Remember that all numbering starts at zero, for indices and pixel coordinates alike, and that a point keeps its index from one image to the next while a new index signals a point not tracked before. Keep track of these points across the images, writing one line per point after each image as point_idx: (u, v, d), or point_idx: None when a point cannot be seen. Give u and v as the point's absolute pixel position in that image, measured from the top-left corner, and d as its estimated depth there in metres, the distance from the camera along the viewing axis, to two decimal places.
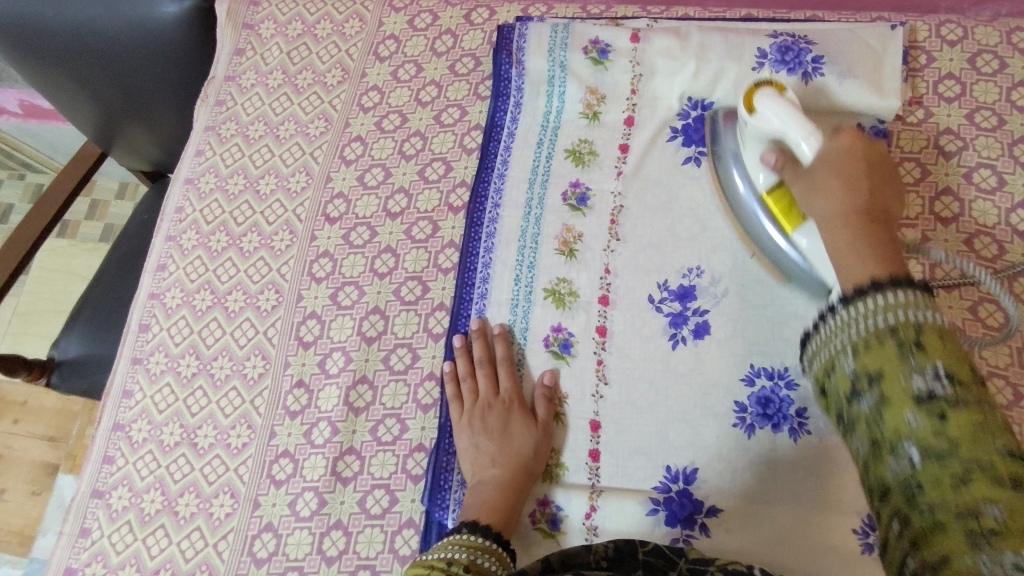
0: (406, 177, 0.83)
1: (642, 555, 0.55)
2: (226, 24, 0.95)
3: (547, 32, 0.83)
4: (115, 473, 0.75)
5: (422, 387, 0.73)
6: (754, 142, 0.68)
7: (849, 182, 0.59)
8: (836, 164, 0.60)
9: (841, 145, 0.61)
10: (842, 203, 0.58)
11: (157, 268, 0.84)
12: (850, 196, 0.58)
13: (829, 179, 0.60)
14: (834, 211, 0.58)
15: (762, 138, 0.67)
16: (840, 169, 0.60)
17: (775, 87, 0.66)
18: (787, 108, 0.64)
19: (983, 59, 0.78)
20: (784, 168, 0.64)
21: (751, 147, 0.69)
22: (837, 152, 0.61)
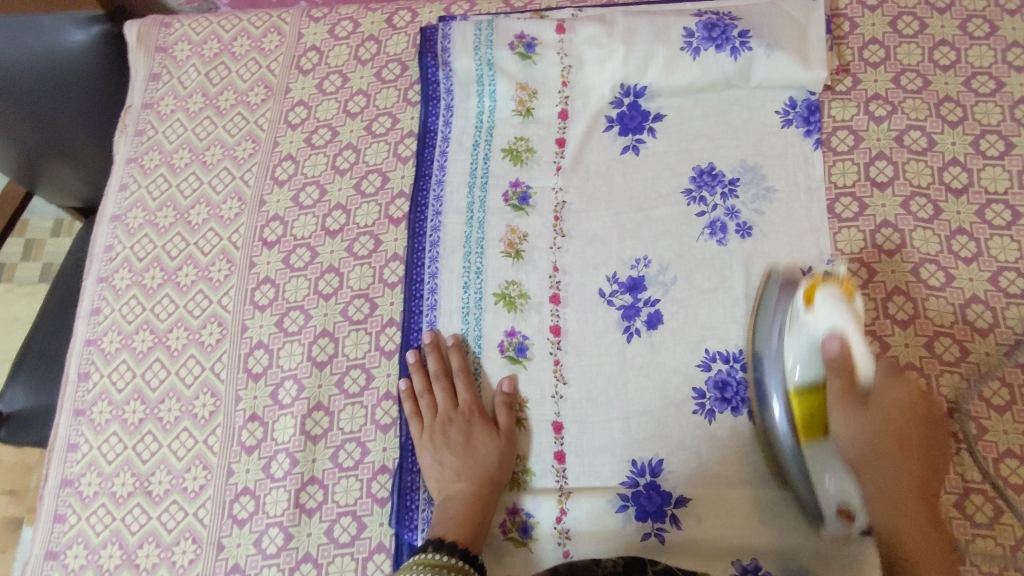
0: (342, 192, 0.81)
1: (652, 570, 0.56)
2: (137, 48, 0.91)
3: (471, 30, 0.81)
4: (68, 531, 0.72)
5: (379, 408, 0.72)
6: (798, 339, 0.60)
7: (904, 442, 0.58)
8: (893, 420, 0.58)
9: (895, 398, 0.59)
10: (892, 472, 0.57)
11: (91, 312, 0.81)
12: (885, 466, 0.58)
13: (871, 428, 0.58)
14: (873, 470, 0.58)
15: (812, 341, 0.59)
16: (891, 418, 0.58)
17: (844, 290, 0.59)
18: (854, 326, 0.57)
19: (904, 21, 0.78)
20: (838, 375, 0.58)
21: (795, 344, 0.60)
22: (884, 398, 0.59)
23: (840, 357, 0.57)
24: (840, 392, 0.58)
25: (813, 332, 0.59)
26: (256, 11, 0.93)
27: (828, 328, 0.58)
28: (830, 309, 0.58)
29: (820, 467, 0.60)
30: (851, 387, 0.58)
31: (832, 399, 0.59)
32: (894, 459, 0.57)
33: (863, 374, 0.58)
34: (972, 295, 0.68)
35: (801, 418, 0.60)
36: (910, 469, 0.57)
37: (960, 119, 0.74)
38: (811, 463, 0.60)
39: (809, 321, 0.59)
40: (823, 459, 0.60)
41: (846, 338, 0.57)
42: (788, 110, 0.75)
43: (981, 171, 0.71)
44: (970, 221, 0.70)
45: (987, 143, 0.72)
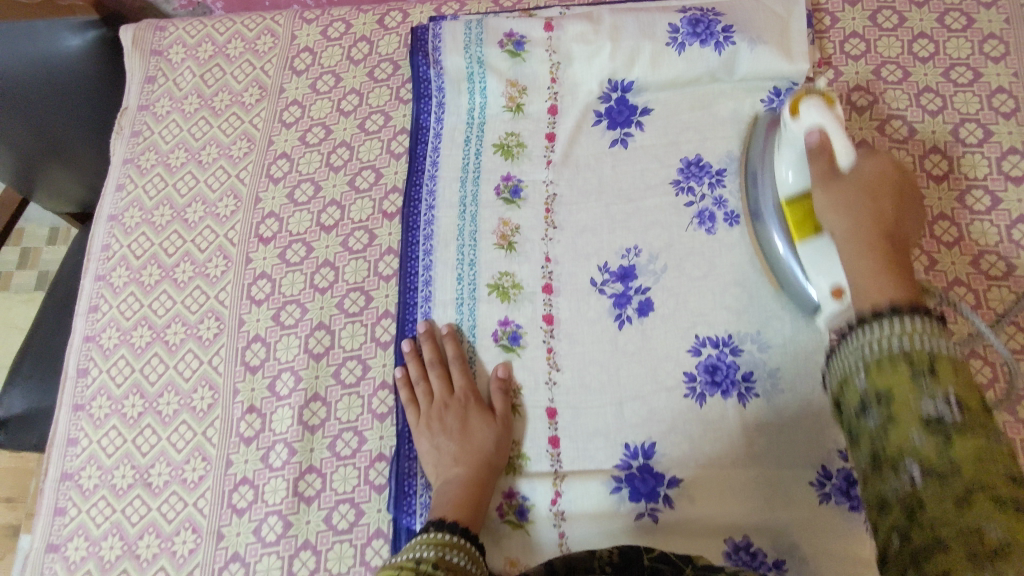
0: (336, 189, 0.82)
1: (649, 561, 0.53)
2: (132, 53, 0.92)
3: (461, 30, 0.82)
4: (69, 524, 0.73)
5: (376, 397, 0.73)
6: (790, 145, 0.62)
7: (879, 212, 0.54)
8: (868, 189, 0.56)
9: (874, 179, 0.56)
10: (863, 230, 0.53)
11: (90, 309, 0.82)
12: (861, 228, 0.53)
13: (847, 199, 0.55)
14: (848, 235, 0.54)
15: (798, 142, 0.61)
16: (869, 191, 0.55)
17: (825, 98, 0.59)
18: (833, 121, 0.57)
19: (883, 15, 0.81)
20: (815, 162, 0.58)
21: (787, 152, 0.63)
22: (865, 176, 0.56)
23: (818, 144, 0.58)
24: (820, 176, 0.57)
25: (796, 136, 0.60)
26: (250, 14, 0.94)
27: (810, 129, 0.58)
28: (814, 111, 0.58)
29: (810, 262, 0.62)
30: (831, 169, 0.57)
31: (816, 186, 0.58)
32: (864, 219, 0.54)
33: (844, 161, 0.57)
34: (954, 279, 0.69)
35: (792, 221, 0.63)
36: (885, 229, 0.53)
37: (939, 108, 0.76)
38: (804, 259, 0.63)
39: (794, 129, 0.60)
40: (812, 252, 0.61)
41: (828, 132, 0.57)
42: (773, 100, 0.76)
43: (960, 159, 0.73)
44: (952, 207, 0.72)
45: (966, 131, 0.74)
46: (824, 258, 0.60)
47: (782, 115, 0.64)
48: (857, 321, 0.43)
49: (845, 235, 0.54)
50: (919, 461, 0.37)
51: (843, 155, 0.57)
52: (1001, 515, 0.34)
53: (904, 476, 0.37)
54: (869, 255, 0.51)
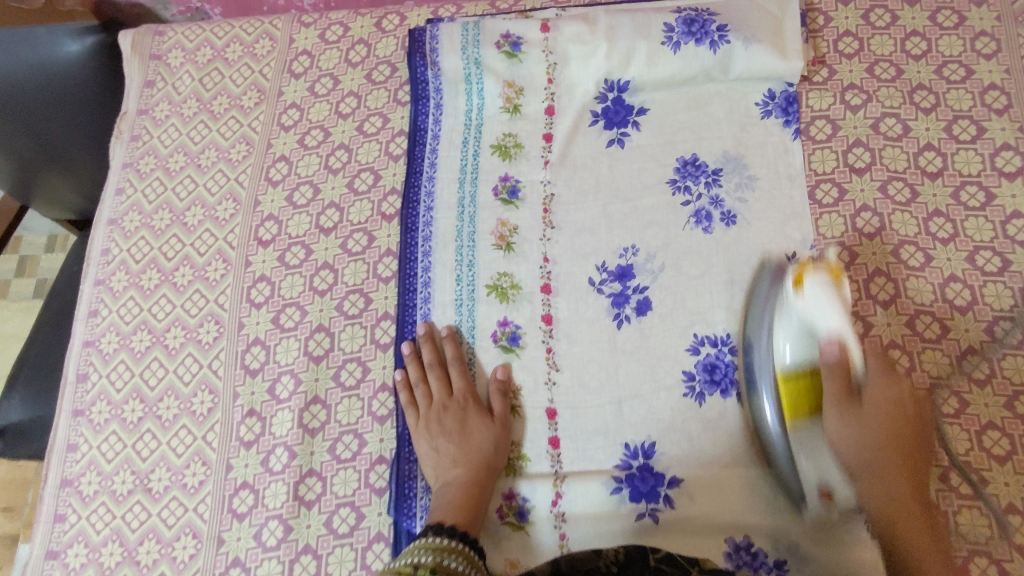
0: (335, 191, 0.82)
1: (654, 561, 0.55)
2: (131, 57, 0.93)
3: (458, 31, 0.83)
4: (69, 530, 0.73)
5: (376, 399, 0.73)
6: (792, 324, 0.61)
7: (897, 431, 0.58)
8: (888, 418, 0.58)
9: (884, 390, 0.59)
10: (881, 458, 0.58)
11: (89, 314, 0.82)
12: (877, 451, 0.58)
13: (867, 423, 0.58)
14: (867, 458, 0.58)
15: (804, 326, 0.60)
16: (890, 424, 0.58)
17: (832, 274, 0.59)
18: (840, 305, 0.58)
19: (876, 14, 0.81)
20: (830, 366, 0.58)
21: (785, 327, 0.61)
22: (876, 391, 0.59)
23: (835, 342, 0.58)
24: (836, 382, 0.58)
25: (804, 317, 0.59)
26: (247, 18, 0.94)
27: (823, 320, 0.58)
28: (819, 289, 0.58)
29: (798, 445, 0.62)
30: (846, 384, 0.58)
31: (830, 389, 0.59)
32: (882, 436, 0.58)
33: (855, 364, 0.58)
34: (950, 274, 0.70)
35: (787, 401, 0.61)
36: (897, 445, 0.58)
37: (933, 105, 0.76)
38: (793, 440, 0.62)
39: (799, 308, 0.59)
40: (805, 439, 0.62)
41: (843, 336, 0.57)
42: (768, 101, 0.77)
43: (954, 156, 0.74)
44: (946, 203, 0.72)
45: (960, 128, 0.75)
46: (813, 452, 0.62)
47: (781, 287, 0.63)
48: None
49: (861, 458, 0.58)
50: None
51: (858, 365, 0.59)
52: None
53: None
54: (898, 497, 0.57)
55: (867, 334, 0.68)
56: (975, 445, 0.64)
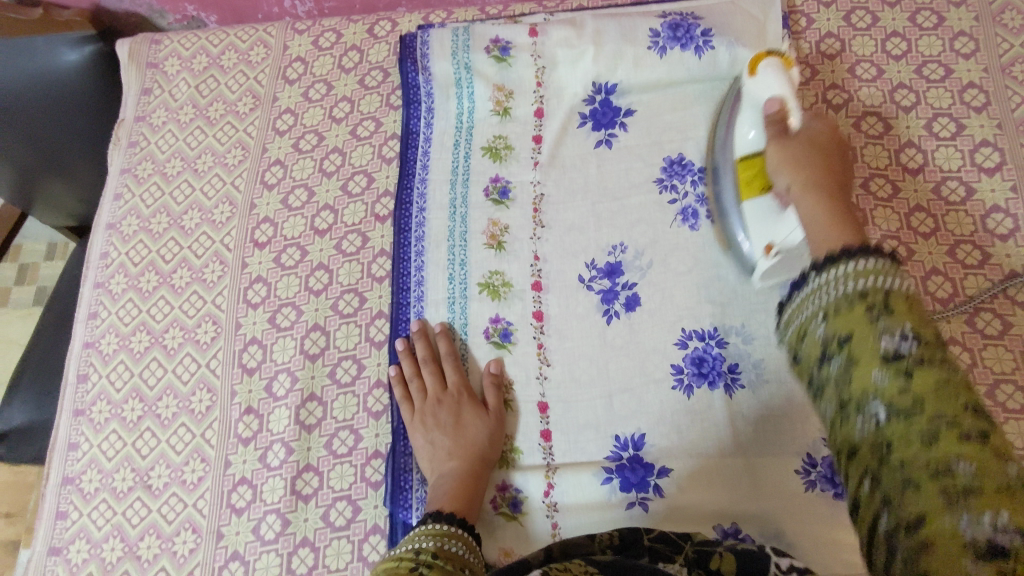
0: (329, 194, 0.84)
1: (647, 542, 0.57)
2: (129, 67, 0.95)
3: (449, 36, 0.84)
4: (70, 527, 0.74)
5: (371, 396, 0.74)
6: (749, 109, 0.65)
7: (828, 163, 0.56)
8: (818, 147, 0.57)
9: (820, 135, 0.59)
10: (812, 176, 0.54)
11: (89, 316, 0.83)
12: (802, 172, 0.55)
13: (798, 151, 0.57)
14: (797, 185, 0.54)
15: (756, 105, 0.64)
16: (817, 148, 0.57)
17: (784, 61, 0.64)
18: (787, 84, 0.62)
19: (857, 15, 0.83)
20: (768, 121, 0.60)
21: (746, 114, 0.66)
22: (810, 137, 0.58)
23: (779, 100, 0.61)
24: (772, 133, 0.59)
25: (756, 96, 0.64)
26: (242, 26, 0.96)
27: (768, 91, 0.62)
28: (770, 70, 0.63)
29: (757, 219, 0.65)
30: (783, 130, 0.59)
31: (767, 141, 0.60)
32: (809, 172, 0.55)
33: (795, 120, 0.60)
34: (931, 268, 0.71)
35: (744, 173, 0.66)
36: (833, 182, 0.54)
37: (913, 104, 0.78)
38: (749, 214, 0.66)
39: (751, 89, 0.65)
40: (760, 206, 0.64)
41: (785, 100, 0.61)
42: None
43: (935, 152, 0.76)
44: (927, 198, 0.74)
45: (939, 125, 0.77)
46: (763, 220, 0.64)
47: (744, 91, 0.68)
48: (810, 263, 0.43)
49: (787, 171, 0.56)
50: (883, 402, 0.36)
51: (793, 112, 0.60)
52: (972, 453, 0.33)
53: (868, 415, 0.37)
54: (821, 199, 0.51)
55: None
56: None
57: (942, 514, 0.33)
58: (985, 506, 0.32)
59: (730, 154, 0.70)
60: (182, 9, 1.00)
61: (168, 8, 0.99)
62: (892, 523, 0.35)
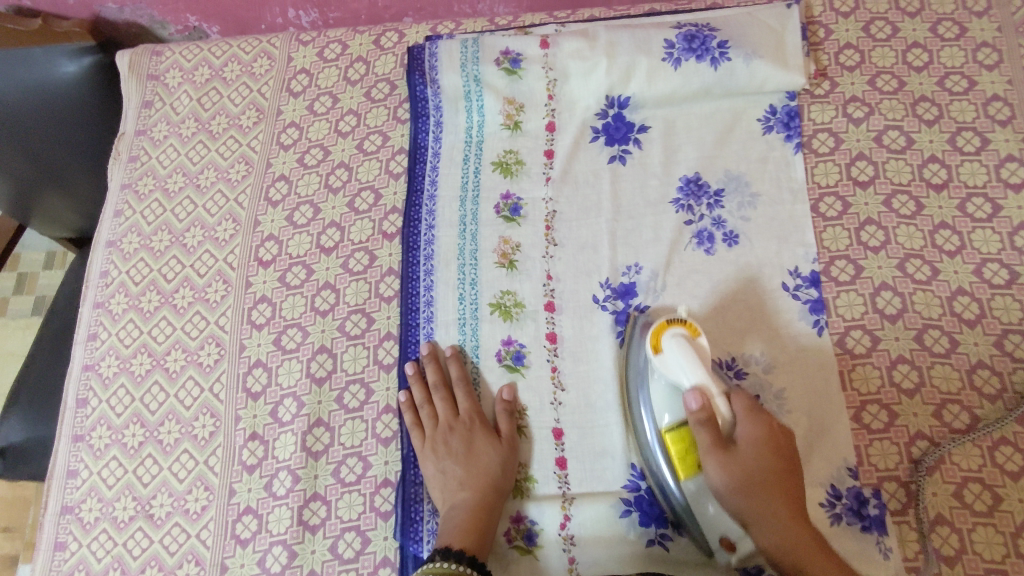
0: (335, 211, 0.82)
1: None
2: (128, 78, 0.92)
3: (457, 48, 0.82)
4: (70, 558, 0.72)
5: (380, 421, 0.72)
6: (663, 384, 0.62)
7: (779, 478, 0.58)
8: (766, 458, 0.58)
9: (758, 437, 0.59)
10: (774, 505, 0.57)
11: (89, 337, 0.81)
12: (766, 510, 0.57)
13: (749, 478, 0.57)
14: (763, 522, 0.57)
15: (673, 385, 0.61)
16: (764, 464, 0.58)
17: (688, 329, 0.61)
18: (698, 363, 0.59)
19: (876, 26, 0.81)
20: (703, 428, 0.58)
21: (662, 389, 0.62)
22: (750, 441, 0.59)
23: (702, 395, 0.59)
24: (711, 445, 0.58)
25: (670, 379, 0.61)
26: (244, 37, 0.94)
27: (684, 378, 0.60)
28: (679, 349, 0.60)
29: (700, 506, 0.61)
30: (720, 442, 0.59)
31: (708, 459, 0.58)
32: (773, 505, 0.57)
33: (724, 415, 0.59)
34: (958, 288, 0.69)
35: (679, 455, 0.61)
36: (786, 492, 0.58)
37: (936, 117, 0.76)
38: (691, 500, 0.61)
39: (659, 365, 0.61)
40: (700, 491, 0.61)
41: (705, 391, 0.59)
42: (768, 117, 0.77)
43: (959, 167, 0.73)
44: (952, 216, 0.72)
45: (964, 140, 0.74)
46: (710, 508, 0.61)
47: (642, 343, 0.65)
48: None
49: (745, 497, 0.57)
50: None
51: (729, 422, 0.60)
52: None
53: None
54: (790, 521, 0.56)
55: (874, 350, 0.68)
56: (987, 462, 0.63)
57: None
58: None
59: (644, 419, 0.64)
60: (182, 19, 0.97)
61: (169, 18, 0.97)
62: None
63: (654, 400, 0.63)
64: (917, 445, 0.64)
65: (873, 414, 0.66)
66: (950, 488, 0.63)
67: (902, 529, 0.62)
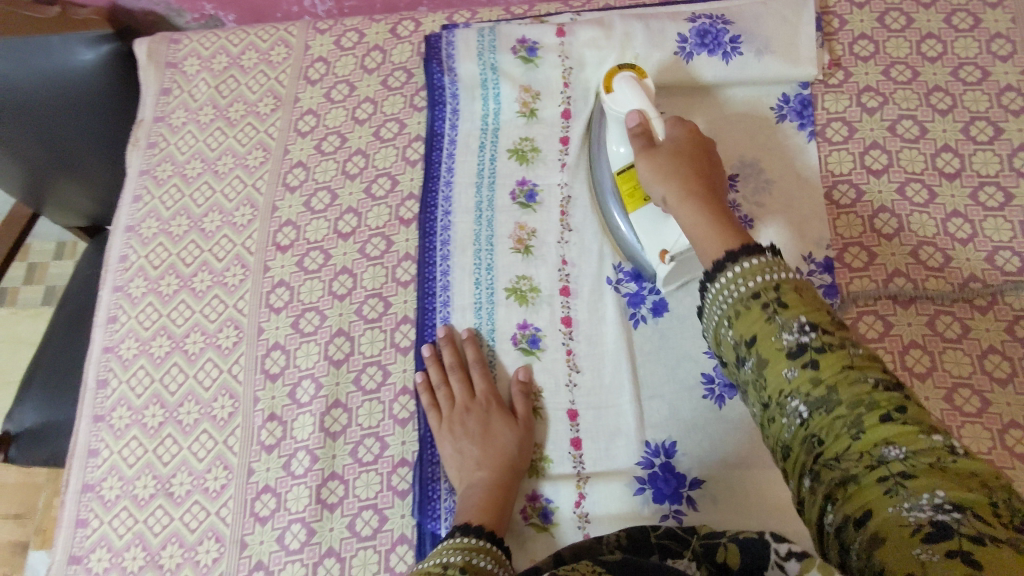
0: (352, 196, 0.83)
1: (655, 539, 0.56)
2: (147, 65, 0.93)
3: (474, 37, 0.83)
4: (91, 535, 0.73)
5: (397, 403, 0.73)
6: (612, 123, 0.71)
7: (697, 170, 0.60)
8: (686, 155, 0.61)
9: (681, 139, 0.63)
10: (686, 184, 0.59)
11: (109, 320, 0.82)
12: (673, 169, 0.60)
13: (667, 163, 0.61)
14: (673, 195, 0.59)
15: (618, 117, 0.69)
16: (684, 156, 0.61)
17: (635, 73, 0.70)
18: (639, 92, 0.67)
19: (891, 17, 0.82)
20: (638, 138, 0.64)
21: (612, 128, 0.71)
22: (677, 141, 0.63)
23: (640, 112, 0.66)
24: (640, 146, 0.63)
25: (613, 110, 0.69)
26: (262, 26, 0.95)
27: (627, 106, 0.67)
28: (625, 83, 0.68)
29: (645, 225, 0.68)
30: (649, 144, 0.63)
31: (637, 154, 0.64)
32: (680, 179, 0.59)
33: (659, 134, 0.64)
34: (970, 275, 0.70)
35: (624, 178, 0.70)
36: (704, 180, 0.60)
37: (949, 107, 0.76)
38: (637, 222, 0.69)
39: (609, 102, 0.69)
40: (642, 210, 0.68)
41: (645, 113, 0.66)
42: (781, 106, 0.78)
43: (972, 156, 0.74)
44: (965, 203, 0.72)
45: (977, 129, 0.75)
46: (653, 224, 0.68)
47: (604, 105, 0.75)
48: (711, 267, 0.52)
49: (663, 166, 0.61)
50: (801, 398, 0.43)
51: (658, 132, 0.64)
52: (895, 433, 0.39)
53: (792, 409, 0.43)
54: (699, 209, 0.57)
55: (887, 334, 0.69)
56: (997, 444, 0.64)
57: (885, 505, 0.37)
58: (925, 489, 0.37)
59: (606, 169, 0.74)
60: (200, 8, 0.98)
61: (187, 6, 0.98)
62: (840, 514, 0.39)
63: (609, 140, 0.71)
64: None
65: None
66: None
67: None
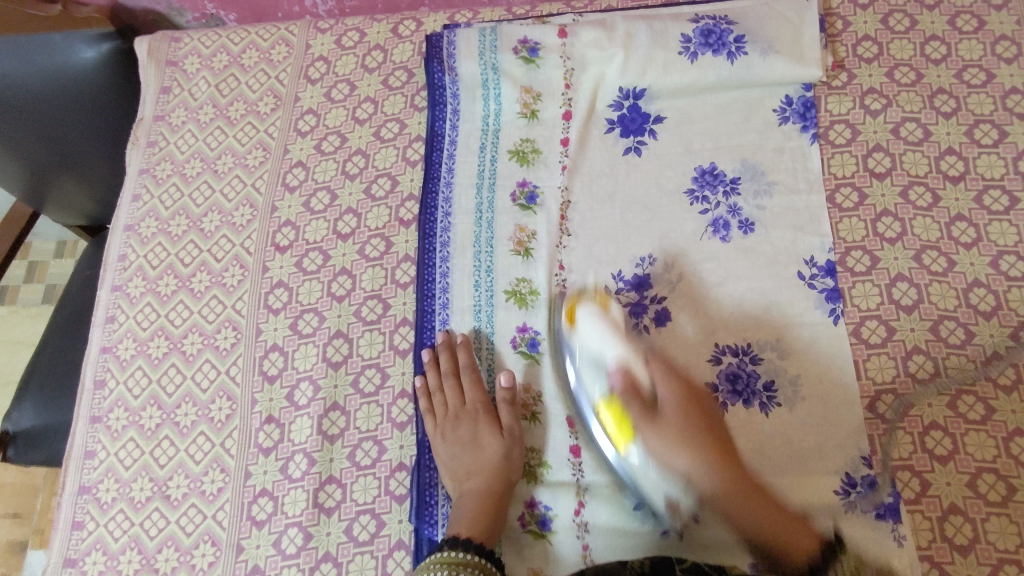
0: (352, 197, 0.82)
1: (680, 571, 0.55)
2: (148, 63, 0.92)
3: (476, 37, 0.83)
4: (87, 538, 0.72)
5: (395, 406, 0.72)
6: (581, 364, 0.68)
7: (707, 430, 0.62)
8: (685, 414, 0.63)
9: (677, 396, 0.64)
10: (708, 450, 0.60)
11: (107, 320, 0.82)
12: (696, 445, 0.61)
13: (675, 431, 0.62)
14: (702, 476, 0.60)
15: (591, 359, 0.67)
16: (686, 421, 0.62)
17: (597, 304, 0.70)
18: (606, 329, 0.67)
19: (895, 18, 0.81)
20: (631, 403, 0.64)
21: (584, 371, 0.67)
22: (668, 401, 0.64)
23: (620, 360, 0.66)
24: (640, 415, 0.63)
25: (585, 350, 0.68)
26: (263, 25, 0.94)
27: (603, 349, 0.66)
28: (595, 324, 0.68)
29: (641, 465, 0.63)
30: (645, 408, 0.64)
31: (636, 425, 0.63)
32: (705, 450, 0.60)
33: (643, 381, 0.65)
34: (973, 280, 0.69)
35: (612, 414, 0.65)
36: (712, 437, 0.61)
37: (954, 110, 0.76)
38: (634, 465, 0.64)
39: (578, 338, 0.68)
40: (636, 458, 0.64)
41: (626, 364, 0.66)
42: (785, 108, 0.77)
43: (976, 160, 0.73)
44: (969, 208, 0.72)
45: (981, 132, 0.74)
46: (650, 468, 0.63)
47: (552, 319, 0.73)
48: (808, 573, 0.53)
49: (669, 443, 0.61)
50: None
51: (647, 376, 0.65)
52: None
53: None
54: (742, 487, 0.59)
55: (889, 340, 0.68)
56: (1000, 452, 0.63)
57: None
58: None
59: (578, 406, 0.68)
60: (200, 7, 0.98)
61: (187, 5, 0.97)
62: None
63: (582, 377, 0.68)
64: (932, 435, 0.64)
65: (887, 404, 0.66)
66: (964, 478, 0.63)
67: (915, 518, 0.62)
